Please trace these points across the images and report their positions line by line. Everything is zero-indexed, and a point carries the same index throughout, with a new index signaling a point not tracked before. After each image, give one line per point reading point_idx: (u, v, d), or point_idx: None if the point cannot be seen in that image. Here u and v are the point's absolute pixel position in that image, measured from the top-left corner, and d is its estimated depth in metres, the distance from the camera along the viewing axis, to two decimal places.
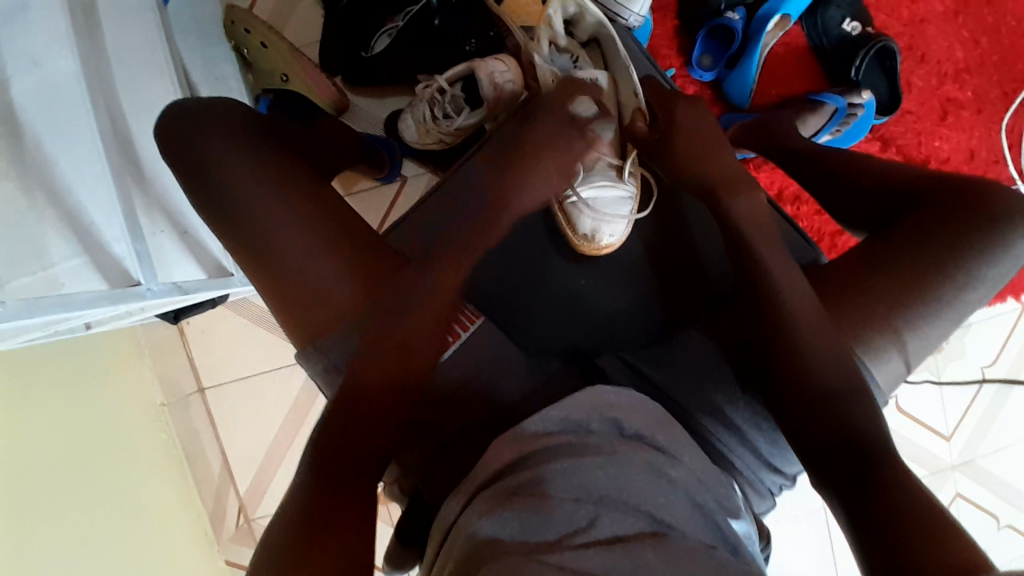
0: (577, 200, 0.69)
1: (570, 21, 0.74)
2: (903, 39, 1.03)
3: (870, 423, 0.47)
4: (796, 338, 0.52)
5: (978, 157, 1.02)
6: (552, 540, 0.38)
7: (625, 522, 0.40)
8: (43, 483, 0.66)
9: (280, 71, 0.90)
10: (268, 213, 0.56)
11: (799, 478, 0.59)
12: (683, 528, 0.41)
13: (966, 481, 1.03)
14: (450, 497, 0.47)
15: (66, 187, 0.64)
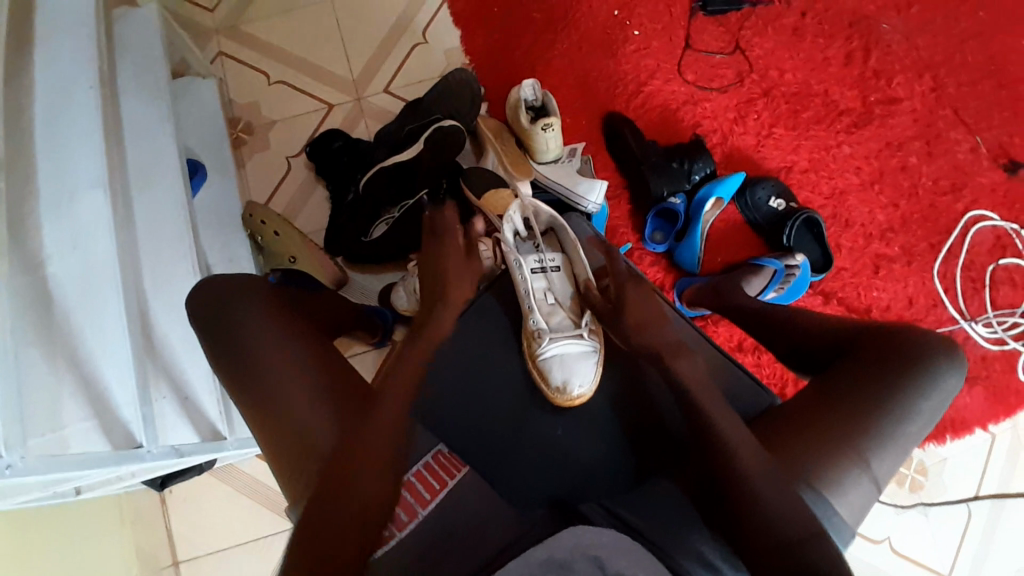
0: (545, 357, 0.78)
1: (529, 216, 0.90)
2: (829, 209, 1.20)
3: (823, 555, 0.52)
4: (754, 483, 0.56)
5: (917, 303, 1.14)
6: None
7: None
8: None
9: (290, 255, 1.03)
10: (276, 368, 0.63)
11: None
12: None
13: None
14: None
15: (87, 354, 0.68)
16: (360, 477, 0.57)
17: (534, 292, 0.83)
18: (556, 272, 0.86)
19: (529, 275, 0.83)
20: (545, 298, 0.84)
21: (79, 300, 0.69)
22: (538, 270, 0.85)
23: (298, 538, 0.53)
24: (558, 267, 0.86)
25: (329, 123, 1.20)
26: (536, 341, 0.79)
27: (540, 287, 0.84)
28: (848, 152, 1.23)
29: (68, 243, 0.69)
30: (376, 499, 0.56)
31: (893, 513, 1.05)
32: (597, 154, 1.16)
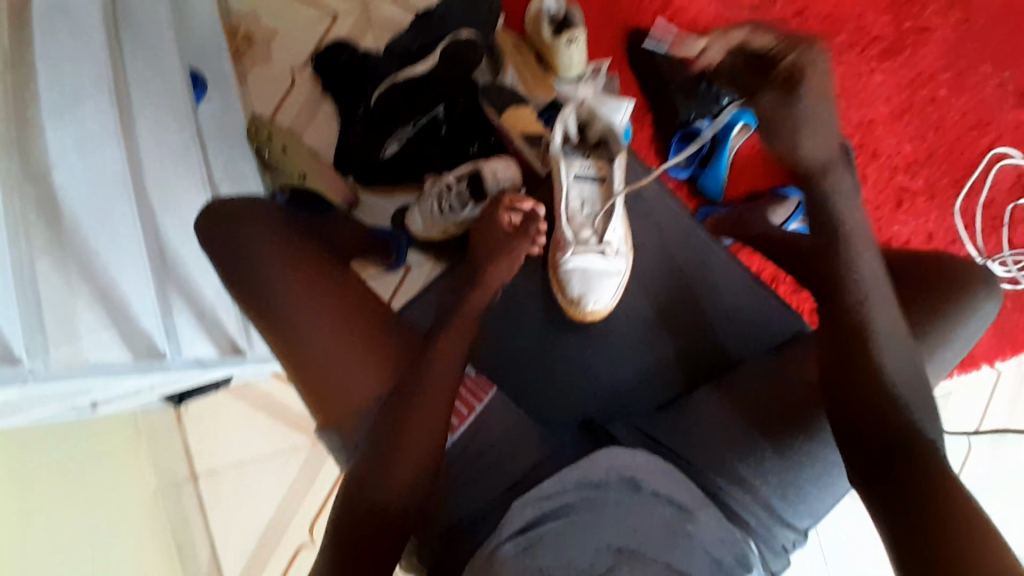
0: (567, 268, 0.77)
1: (585, 124, 0.80)
2: (856, 138, 1.16)
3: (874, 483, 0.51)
4: None
5: (936, 239, 1.12)
6: None
7: None
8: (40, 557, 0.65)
9: (299, 171, 0.99)
10: (298, 301, 0.60)
11: (810, 534, 0.61)
12: None
13: None
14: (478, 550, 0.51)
15: (101, 266, 0.65)
16: (414, 409, 0.56)
17: (569, 199, 0.78)
18: (596, 183, 0.79)
19: (568, 180, 0.77)
20: (580, 208, 0.78)
21: (88, 209, 0.66)
22: (580, 177, 0.78)
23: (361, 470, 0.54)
24: (601, 177, 0.79)
25: (334, 33, 1.12)
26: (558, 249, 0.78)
27: (579, 194, 0.78)
28: (880, 80, 1.17)
29: (75, 151, 0.66)
30: (431, 429, 0.56)
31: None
32: (621, 75, 1.10)
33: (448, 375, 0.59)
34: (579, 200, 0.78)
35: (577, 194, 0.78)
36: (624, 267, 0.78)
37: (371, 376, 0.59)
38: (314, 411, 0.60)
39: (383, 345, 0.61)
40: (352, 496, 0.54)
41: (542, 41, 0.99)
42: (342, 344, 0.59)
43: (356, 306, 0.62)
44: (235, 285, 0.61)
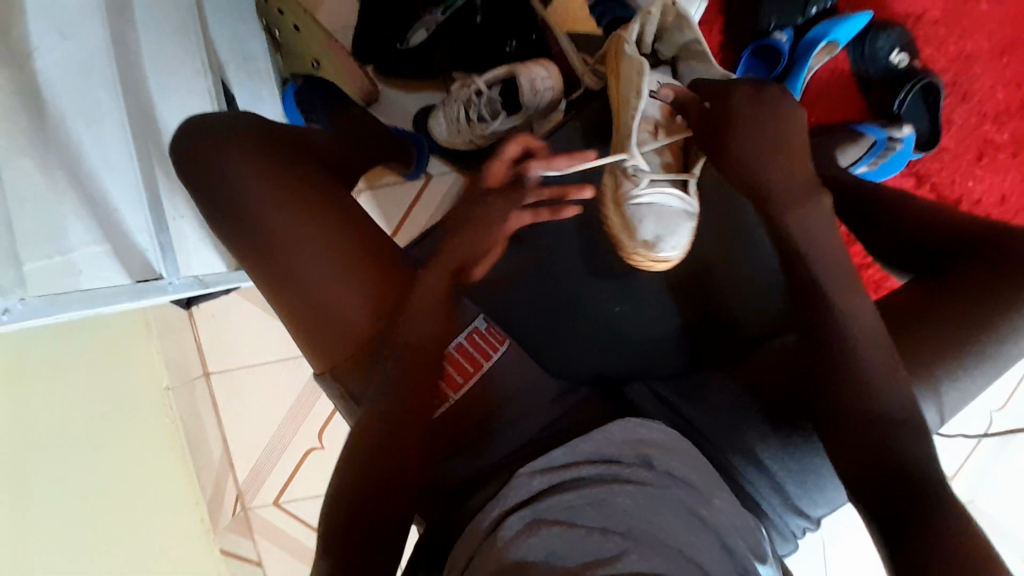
0: (638, 201, 0.66)
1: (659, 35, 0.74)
2: (948, 75, 1.01)
3: (927, 472, 0.48)
4: None
5: (1009, 202, 1.01)
6: (576, 566, 0.44)
7: (654, 558, 0.44)
8: (38, 462, 0.63)
9: (312, 57, 0.86)
10: (282, 230, 0.54)
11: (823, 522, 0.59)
12: (709, 565, 0.46)
13: None
14: (479, 512, 0.50)
15: (87, 166, 0.58)
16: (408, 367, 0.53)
17: (641, 118, 0.67)
18: (670, 108, 0.71)
19: (647, 92, 0.67)
20: (650, 133, 0.68)
21: (72, 103, 0.58)
22: (655, 92, 0.69)
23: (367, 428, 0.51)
24: None
25: None
26: (630, 178, 0.66)
27: (652, 114, 0.68)
28: (986, 9, 1.00)
29: (53, 28, 0.57)
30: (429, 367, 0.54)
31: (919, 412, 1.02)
32: None
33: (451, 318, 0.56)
34: (649, 120, 0.68)
35: (644, 113, 0.68)
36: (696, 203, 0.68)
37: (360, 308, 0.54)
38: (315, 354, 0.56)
39: (375, 279, 0.55)
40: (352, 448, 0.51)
41: None
42: (331, 273, 0.54)
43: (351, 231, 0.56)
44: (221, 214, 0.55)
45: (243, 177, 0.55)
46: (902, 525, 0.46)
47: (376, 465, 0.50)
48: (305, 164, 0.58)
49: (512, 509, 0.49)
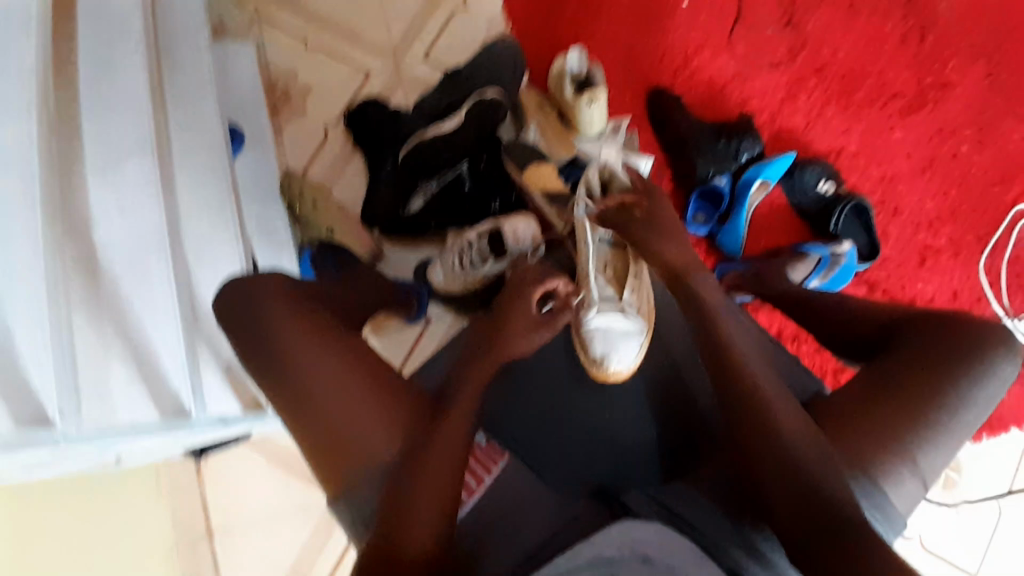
0: (590, 327, 0.77)
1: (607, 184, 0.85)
2: (877, 195, 1.16)
3: None
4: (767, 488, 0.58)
5: (961, 297, 1.11)
6: None
7: None
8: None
9: (327, 227, 1.06)
10: (312, 372, 0.64)
11: None
12: None
13: None
14: None
15: (135, 322, 0.69)
16: (417, 491, 0.58)
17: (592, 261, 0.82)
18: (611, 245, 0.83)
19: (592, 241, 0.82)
20: (602, 269, 0.82)
21: (128, 276, 0.70)
22: (602, 241, 0.83)
23: (372, 551, 0.56)
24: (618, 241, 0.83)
25: (366, 92, 1.18)
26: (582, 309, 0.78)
27: (600, 256, 0.83)
28: (899, 138, 1.18)
29: (115, 209, 0.71)
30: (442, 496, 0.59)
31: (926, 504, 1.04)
32: (641, 134, 1.13)
33: (457, 441, 0.62)
34: (598, 261, 0.82)
35: (596, 256, 0.82)
36: (644, 325, 0.78)
37: (375, 436, 0.62)
38: (336, 480, 0.62)
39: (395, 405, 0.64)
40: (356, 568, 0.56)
41: (565, 101, 1.04)
42: (362, 411, 0.63)
43: (366, 368, 0.65)
44: (257, 358, 0.65)
45: (278, 331, 0.65)
46: None
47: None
48: (327, 321, 0.69)
49: None
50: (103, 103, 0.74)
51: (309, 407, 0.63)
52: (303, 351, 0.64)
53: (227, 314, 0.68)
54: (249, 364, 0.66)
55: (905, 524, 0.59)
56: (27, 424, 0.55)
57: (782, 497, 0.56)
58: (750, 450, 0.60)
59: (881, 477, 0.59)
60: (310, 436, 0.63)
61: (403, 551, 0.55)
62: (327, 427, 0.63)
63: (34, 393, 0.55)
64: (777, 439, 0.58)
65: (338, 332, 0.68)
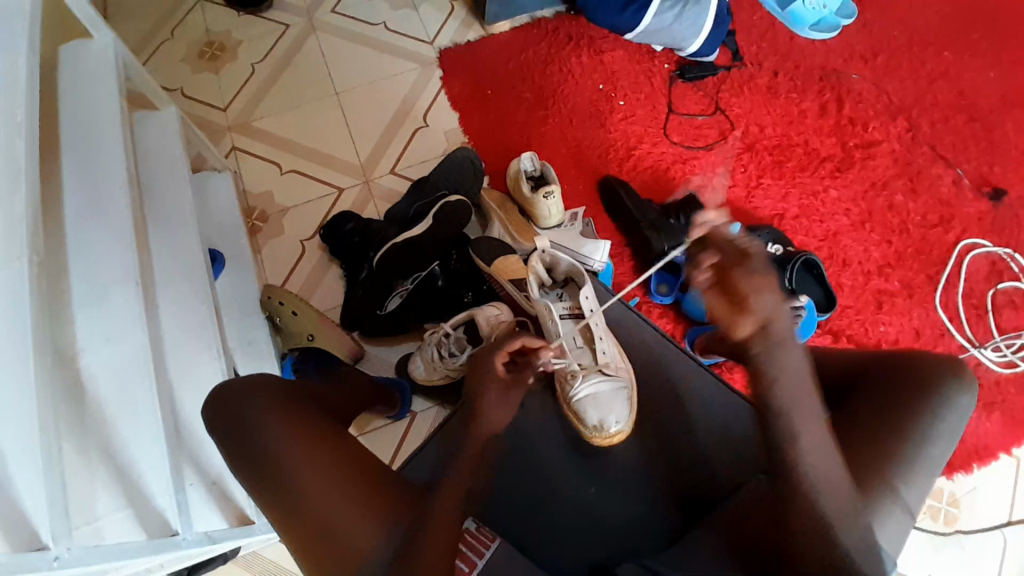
0: (580, 397, 0.82)
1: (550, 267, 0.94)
2: (825, 250, 1.25)
3: None
4: None
5: (923, 334, 1.17)
6: None
7: None
8: None
9: (307, 332, 1.06)
10: (301, 465, 0.65)
11: None
12: None
13: None
14: None
15: (118, 445, 0.70)
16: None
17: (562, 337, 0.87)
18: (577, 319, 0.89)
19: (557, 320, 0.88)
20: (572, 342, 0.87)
21: (113, 399, 0.71)
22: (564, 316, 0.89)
23: None
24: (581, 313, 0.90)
25: (340, 205, 1.27)
26: (569, 381, 0.83)
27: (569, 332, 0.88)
28: (835, 196, 1.29)
29: (100, 337, 0.73)
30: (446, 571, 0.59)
31: (932, 545, 1.04)
32: (597, 218, 1.23)
33: (450, 526, 0.62)
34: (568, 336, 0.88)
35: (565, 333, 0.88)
36: (629, 379, 0.84)
37: (365, 525, 0.62)
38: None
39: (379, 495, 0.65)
40: None
41: (523, 197, 1.14)
42: (348, 503, 0.63)
43: (354, 457, 0.68)
44: (240, 460, 0.66)
45: (259, 430, 0.66)
46: None
47: None
48: (311, 415, 0.71)
49: None
50: (87, 240, 0.78)
51: (292, 503, 0.63)
52: (285, 447, 0.66)
53: (211, 418, 0.69)
54: (232, 464, 0.66)
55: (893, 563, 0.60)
56: (23, 548, 0.51)
57: None
58: None
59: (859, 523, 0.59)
60: (296, 531, 0.63)
61: None
62: (312, 522, 0.63)
63: (27, 516, 0.52)
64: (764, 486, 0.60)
65: (320, 425, 0.70)
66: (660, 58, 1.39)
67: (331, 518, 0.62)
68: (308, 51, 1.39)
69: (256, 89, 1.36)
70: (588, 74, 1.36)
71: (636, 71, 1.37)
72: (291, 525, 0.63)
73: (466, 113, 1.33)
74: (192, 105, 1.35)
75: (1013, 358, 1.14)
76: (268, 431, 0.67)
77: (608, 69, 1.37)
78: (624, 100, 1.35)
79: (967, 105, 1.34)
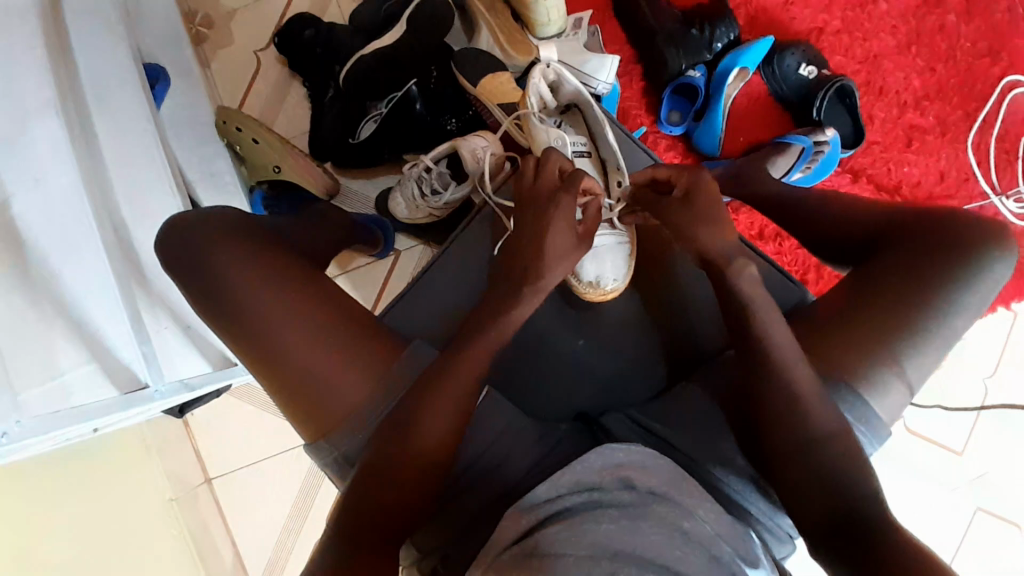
0: None
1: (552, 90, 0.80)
2: (862, 75, 1.09)
3: None
4: (762, 398, 0.57)
5: (949, 177, 1.07)
6: None
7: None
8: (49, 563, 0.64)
9: (273, 163, 0.94)
10: (278, 310, 0.59)
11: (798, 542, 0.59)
12: None
13: (983, 493, 1.05)
14: None
15: (72, 297, 0.63)
16: (424, 421, 0.56)
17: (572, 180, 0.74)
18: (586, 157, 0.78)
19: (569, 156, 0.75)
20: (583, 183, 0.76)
21: (54, 247, 0.62)
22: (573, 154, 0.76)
23: (366, 479, 0.55)
24: (587, 150, 0.78)
25: (297, 8, 1.06)
26: None
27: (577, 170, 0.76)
28: (884, 9, 1.09)
29: (25, 176, 0.63)
30: (442, 434, 0.57)
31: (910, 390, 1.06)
32: (604, 31, 1.04)
33: (470, 380, 0.58)
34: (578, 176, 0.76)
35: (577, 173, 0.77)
36: (624, 233, 0.76)
37: (350, 380, 0.59)
38: (308, 419, 0.60)
39: (371, 337, 0.61)
40: (350, 496, 0.56)
41: None
42: (334, 349, 0.59)
43: (331, 311, 0.61)
44: (209, 305, 0.60)
45: (228, 273, 0.60)
46: (859, 552, 0.50)
47: (372, 506, 0.55)
48: (285, 256, 0.64)
49: (496, 559, 0.48)
50: None
51: (269, 350, 0.59)
52: (259, 291, 0.60)
53: (171, 258, 0.61)
54: (200, 307, 0.61)
55: (890, 432, 0.59)
56: None
57: (776, 406, 0.56)
58: (757, 357, 0.58)
59: (864, 391, 0.57)
60: (275, 378, 0.59)
61: (418, 467, 0.56)
62: (296, 369, 0.59)
63: None
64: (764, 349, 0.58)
65: (297, 268, 0.63)
66: None
67: (319, 364, 0.59)
68: None
69: None
70: None
71: None
72: (271, 371, 0.59)
73: None
74: None
75: None
76: (237, 274, 0.60)
77: None
78: None
79: None
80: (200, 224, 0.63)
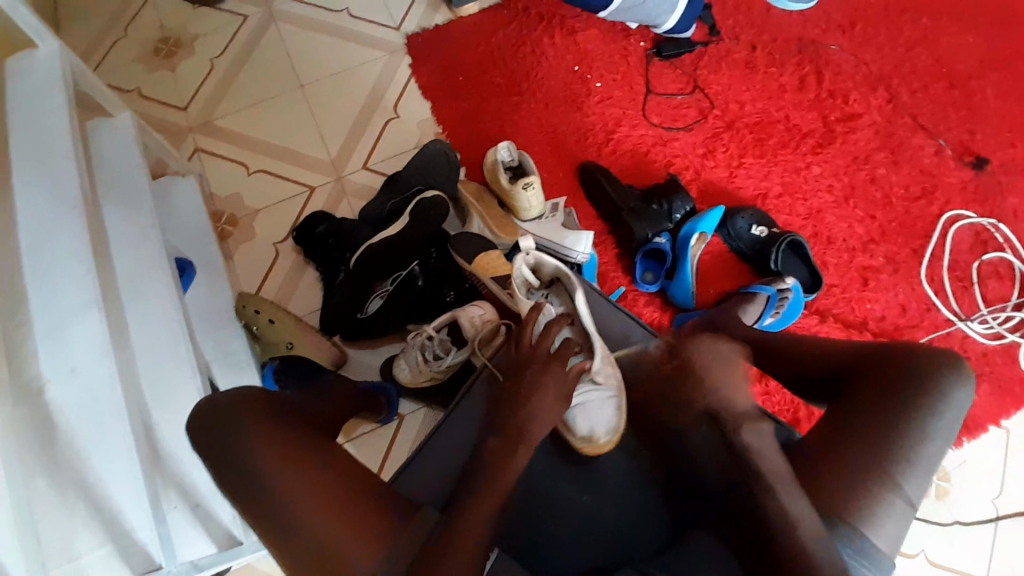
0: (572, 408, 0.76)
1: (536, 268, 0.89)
2: (809, 228, 1.23)
3: None
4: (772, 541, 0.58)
5: (910, 309, 1.16)
6: None
7: None
8: None
9: (286, 341, 1.02)
10: (292, 485, 0.62)
11: None
12: None
13: None
14: None
15: (95, 482, 0.65)
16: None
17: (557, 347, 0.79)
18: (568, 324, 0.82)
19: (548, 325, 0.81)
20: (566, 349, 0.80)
21: (87, 434, 0.66)
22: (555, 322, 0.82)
23: None
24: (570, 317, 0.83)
25: (312, 206, 1.22)
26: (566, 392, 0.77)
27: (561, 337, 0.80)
28: (817, 172, 1.27)
29: (64, 368, 0.66)
30: None
31: (922, 519, 1.05)
32: (579, 208, 1.20)
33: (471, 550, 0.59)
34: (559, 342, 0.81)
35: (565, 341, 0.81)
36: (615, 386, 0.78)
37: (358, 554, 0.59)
38: None
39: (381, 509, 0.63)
40: None
41: (501, 189, 1.11)
42: (346, 522, 0.61)
43: (346, 482, 0.64)
44: (229, 483, 0.63)
45: (247, 451, 0.64)
46: None
47: None
48: (301, 431, 0.68)
49: None
50: (43, 241, 0.70)
51: (283, 527, 0.61)
52: (274, 468, 0.63)
53: (196, 440, 0.66)
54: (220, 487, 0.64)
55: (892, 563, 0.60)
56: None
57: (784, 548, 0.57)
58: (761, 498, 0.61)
59: (860, 524, 0.59)
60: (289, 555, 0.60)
61: None
62: (307, 544, 0.60)
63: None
64: (763, 494, 0.61)
65: (309, 443, 0.66)
66: (635, 36, 1.36)
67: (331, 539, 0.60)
68: (269, 43, 1.33)
69: (214, 85, 1.30)
70: (561, 55, 1.32)
71: (612, 50, 1.34)
72: (283, 548, 0.61)
73: (437, 102, 1.28)
74: (149, 106, 1.28)
75: (998, 329, 1.15)
76: (256, 452, 0.64)
77: (582, 49, 1.33)
78: (601, 82, 1.31)
79: (947, 74, 1.33)
80: (225, 406, 0.67)
